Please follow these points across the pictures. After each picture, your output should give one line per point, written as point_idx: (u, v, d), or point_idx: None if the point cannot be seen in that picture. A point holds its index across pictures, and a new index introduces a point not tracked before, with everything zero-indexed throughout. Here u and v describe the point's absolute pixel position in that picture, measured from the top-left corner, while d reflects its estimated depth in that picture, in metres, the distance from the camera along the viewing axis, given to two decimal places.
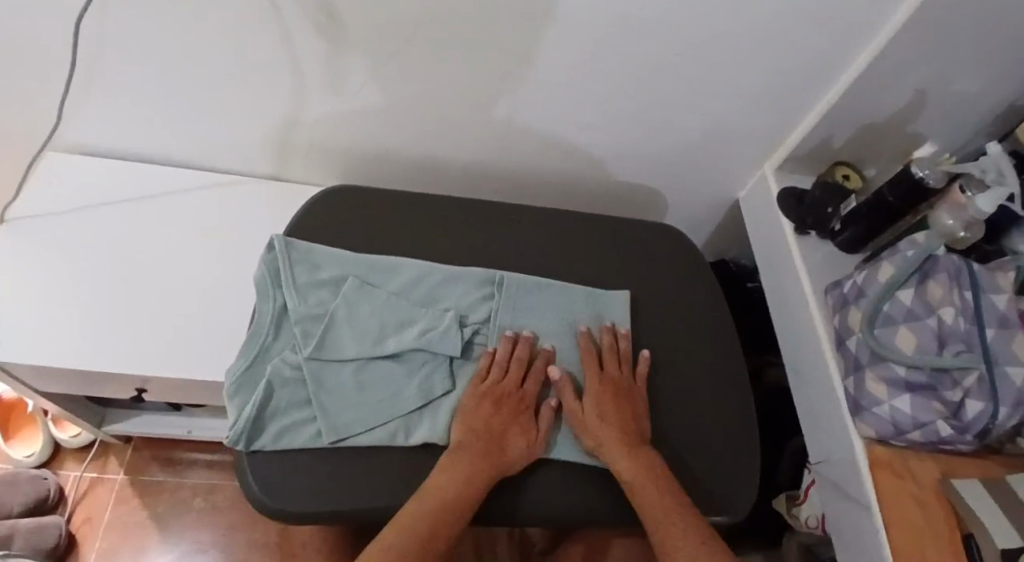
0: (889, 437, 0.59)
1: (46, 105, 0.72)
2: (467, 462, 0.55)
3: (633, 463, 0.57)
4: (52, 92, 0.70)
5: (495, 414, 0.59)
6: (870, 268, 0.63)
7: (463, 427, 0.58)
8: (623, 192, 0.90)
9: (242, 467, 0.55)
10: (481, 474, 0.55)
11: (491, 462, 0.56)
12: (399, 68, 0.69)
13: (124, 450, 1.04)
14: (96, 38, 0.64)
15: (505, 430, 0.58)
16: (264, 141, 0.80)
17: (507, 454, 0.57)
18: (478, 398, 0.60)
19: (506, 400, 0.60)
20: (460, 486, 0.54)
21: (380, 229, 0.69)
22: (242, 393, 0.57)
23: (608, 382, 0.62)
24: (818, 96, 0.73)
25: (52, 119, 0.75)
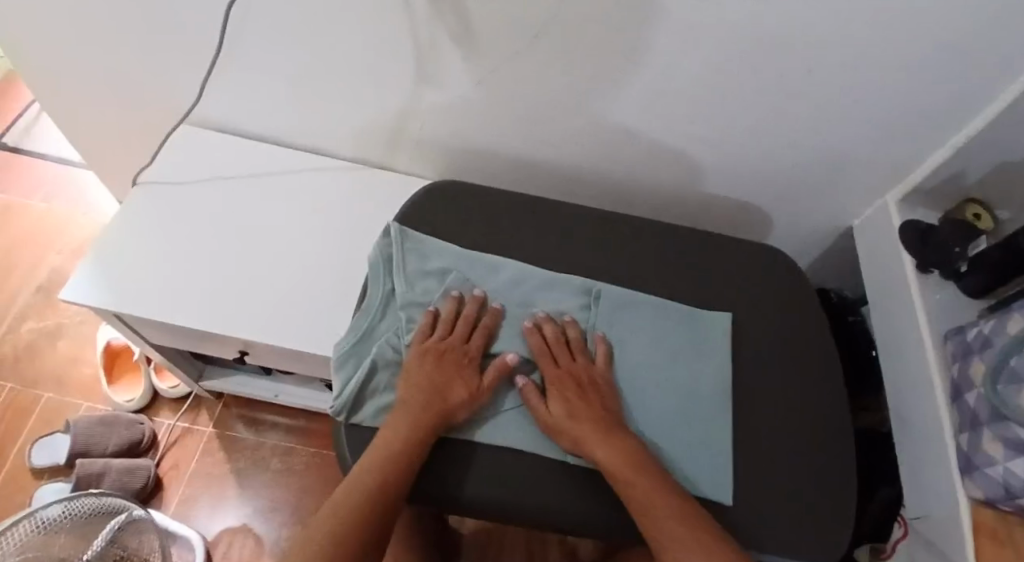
0: (999, 501, 0.55)
1: (190, 73, 0.79)
2: (413, 419, 0.56)
3: (604, 451, 0.55)
4: (197, 62, 0.76)
5: (437, 369, 0.59)
6: (1000, 319, 0.58)
7: (407, 385, 0.59)
8: (725, 209, 0.88)
9: (339, 436, 0.59)
10: (423, 430, 0.55)
11: (431, 414, 0.56)
12: (514, 68, 0.69)
13: (214, 405, 1.11)
14: (245, 16, 0.69)
15: (452, 384, 0.59)
16: (375, 128, 0.83)
17: (449, 409, 0.57)
18: (421, 356, 0.60)
19: (446, 358, 0.60)
20: (402, 439, 0.54)
21: (489, 227, 0.71)
22: (347, 365, 0.61)
23: (565, 373, 0.60)
24: (953, 131, 0.68)
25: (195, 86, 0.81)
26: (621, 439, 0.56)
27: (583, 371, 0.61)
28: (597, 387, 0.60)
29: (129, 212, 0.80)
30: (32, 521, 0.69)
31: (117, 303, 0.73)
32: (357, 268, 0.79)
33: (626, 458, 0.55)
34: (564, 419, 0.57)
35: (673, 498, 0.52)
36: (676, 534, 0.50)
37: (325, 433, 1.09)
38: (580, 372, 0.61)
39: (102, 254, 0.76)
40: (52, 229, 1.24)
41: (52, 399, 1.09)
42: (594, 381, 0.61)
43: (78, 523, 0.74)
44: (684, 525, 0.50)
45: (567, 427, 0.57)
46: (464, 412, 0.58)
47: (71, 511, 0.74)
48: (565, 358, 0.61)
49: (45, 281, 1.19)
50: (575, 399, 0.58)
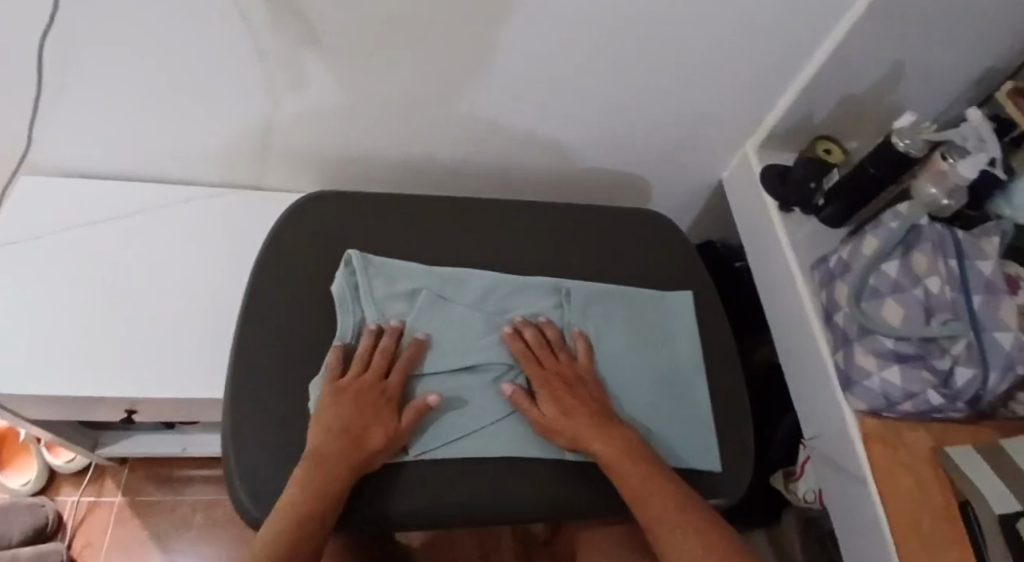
0: (881, 409, 0.59)
1: (10, 126, 0.70)
2: (334, 462, 0.50)
3: (602, 443, 0.55)
4: (17, 113, 0.69)
5: (356, 409, 0.54)
6: (855, 242, 0.62)
7: (318, 430, 0.53)
8: (606, 180, 0.90)
9: (233, 475, 0.52)
10: (342, 475, 0.50)
11: (351, 458, 0.51)
12: (367, 70, 0.68)
13: (120, 472, 1.02)
14: (61, 56, 0.62)
15: (374, 424, 0.53)
16: (238, 148, 0.79)
17: (366, 454, 0.52)
18: (335, 398, 0.54)
19: (362, 394, 0.55)
20: (316, 490, 0.49)
21: (410, 237, 0.67)
22: (331, 407, 0.55)
23: (553, 374, 0.59)
24: (794, 76, 0.72)
25: (22, 138, 0.73)
26: (618, 432, 0.57)
27: (566, 369, 0.61)
28: (582, 383, 0.60)
29: None
30: None
31: None
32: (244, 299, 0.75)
33: (619, 451, 0.55)
34: (570, 418, 0.57)
35: (674, 484, 0.54)
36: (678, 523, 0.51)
37: None
38: (569, 371, 0.60)
39: None
40: None
41: None
42: (579, 377, 0.61)
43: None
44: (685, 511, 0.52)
45: (572, 427, 0.56)
46: (381, 455, 0.53)
47: None
48: (545, 360, 0.60)
49: None
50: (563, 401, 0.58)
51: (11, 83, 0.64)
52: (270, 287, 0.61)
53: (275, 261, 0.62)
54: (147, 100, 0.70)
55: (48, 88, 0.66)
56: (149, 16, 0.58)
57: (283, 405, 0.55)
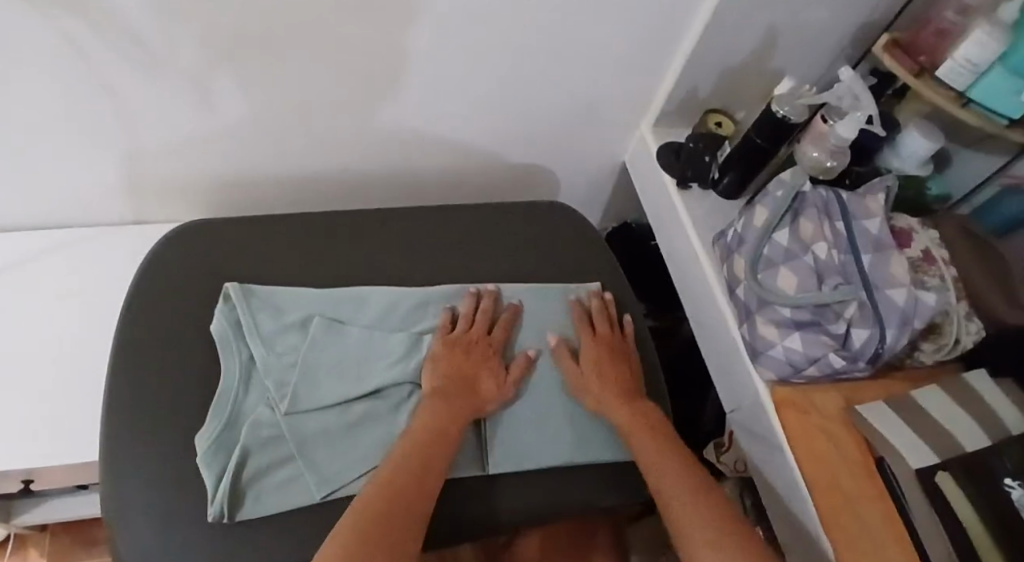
0: (789, 376, 0.60)
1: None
2: (454, 404, 0.55)
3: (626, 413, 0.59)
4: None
5: (467, 360, 0.58)
6: (747, 214, 0.63)
7: (439, 375, 0.57)
8: (510, 175, 0.88)
9: (118, 548, 0.48)
10: (461, 415, 0.55)
11: (469, 404, 0.56)
12: (228, 90, 0.64)
13: (42, 538, 0.96)
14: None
15: (482, 374, 0.58)
16: (109, 186, 0.74)
17: (483, 402, 0.57)
18: (450, 348, 0.59)
19: (473, 346, 0.60)
20: (444, 421, 0.54)
21: (303, 262, 0.65)
22: (217, 459, 0.51)
23: (605, 344, 0.63)
24: (673, 52, 0.71)
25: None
26: (636, 404, 0.60)
27: (618, 343, 0.64)
28: (627, 355, 0.64)
29: None
30: None
31: None
32: None
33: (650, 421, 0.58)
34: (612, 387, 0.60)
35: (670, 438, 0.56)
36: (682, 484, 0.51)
37: None
38: (612, 341, 0.64)
39: None
40: None
41: None
42: (625, 350, 0.64)
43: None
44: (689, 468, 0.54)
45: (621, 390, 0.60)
46: (497, 404, 0.58)
47: None
48: (604, 331, 0.64)
49: None
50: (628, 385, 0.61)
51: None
52: (140, 340, 0.57)
53: (145, 310, 0.59)
54: None
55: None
56: None
57: (165, 466, 0.51)
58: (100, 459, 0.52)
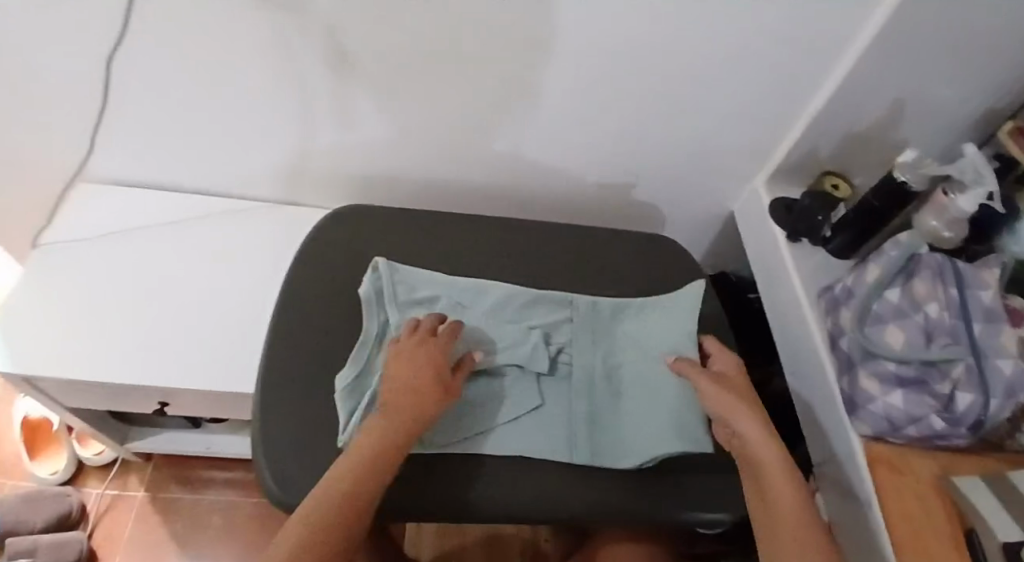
0: (886, 434, 0.61)
1: (72, 134, 0.78)
2: (397, 417, 0.53)
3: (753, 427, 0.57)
4: (81, 120, 0.76)
5: (416, 363, 0.56)
6: (859, 270, 0.66)
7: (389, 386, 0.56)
8: (621, 208, 0.94)
9: (259, 455, 0.56)
10: (403, 428, 0.52)
11: (411, 412, 0.53)
12: (397, 93, 0.74)
13: (145, 468, 1.07)
14: (124, 66, 0.69)
15: (427, 380, 0.55)
16: (274, 171, 0.86)
17: (424, 408, 0.54)
18: (405, 354, 0.58)
19: (418, 353, 0.57)
20: (378, 439, 0.51)
21: (436, 250, 0.73)
22: (351, 397, 0.58)
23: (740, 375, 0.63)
24: (799, 110, 0.76)
25: (82, 145, 0.81)
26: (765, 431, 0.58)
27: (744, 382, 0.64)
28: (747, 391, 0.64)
29: (31, 275, 0.79)
30: None
31: (22, 367, 0.72)
32: (273, 301, 0.80)
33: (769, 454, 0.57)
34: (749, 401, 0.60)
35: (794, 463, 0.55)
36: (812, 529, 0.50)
37: None
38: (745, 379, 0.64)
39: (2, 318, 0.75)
40: None
41: None
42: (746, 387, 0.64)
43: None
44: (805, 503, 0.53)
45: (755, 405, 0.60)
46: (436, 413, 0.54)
47: None
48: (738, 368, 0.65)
49: None
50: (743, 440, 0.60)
51: (77, 90, 0.72)
52: (299, 290, 0.67)
53: (308, 272, 0.69)
54: (195, 114, 0.76)
55: (110, 97, 0.74)
56: (204, 35, 0.66)
57: (307, 396, 0.60)
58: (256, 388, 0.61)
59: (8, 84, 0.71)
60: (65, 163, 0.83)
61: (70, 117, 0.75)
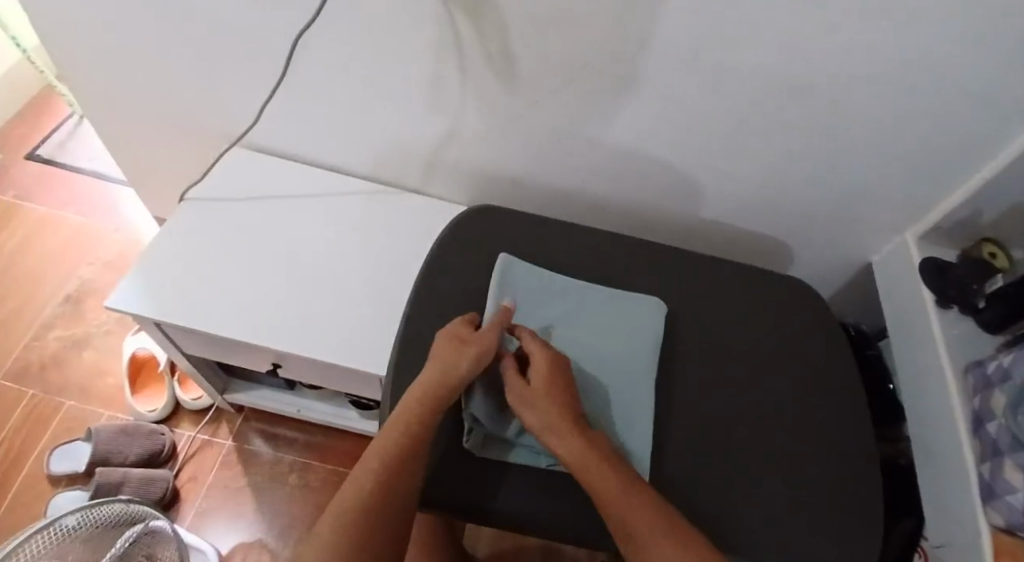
0: (1020, 528, 0.57)
1: (249, 89, 0.84)
2: (412, 397, 0.56)
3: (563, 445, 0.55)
4: (261, 80, 0.82)
5: (445, 347, 0.59)
6: (1018, 352, 0.61)
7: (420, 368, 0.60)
8: (747, 240, 0.92)
9: None
10: (415, 405, 0.55)
11: (438, 389, 0.56)
12: (552, 101, 0.75)
13: (235, 418, 1.12)
14: (313, 37, 0.74)
15: (441, 357, 0.58)
16: (413, 155, 0.89)
17: (435, 383, 0.56)
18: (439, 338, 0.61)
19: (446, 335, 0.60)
20: (396, 418, 0.55)
21: (567, 258, 0.75)
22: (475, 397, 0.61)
23: (540, 370, 0.59)
24: (967, 174, 0.73)
25: (253, 104, 0.87)
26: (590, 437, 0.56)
27: (554, 365, 0.60)
28: (563, 379, 0.59)
29: (175, 225, 0.84)
30: (49, 531, 0.68)
31: (160, 311, 0.76)
32: (396, 284, 0.83)
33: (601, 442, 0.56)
34: (540, 410, 0.57)
35: (627, 473, 0.54)
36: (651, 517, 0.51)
37: (345, 452, 1.10)
38: (551, 367, 0.60)
39: (146, 261, 0.80)
40: (84, 240, 1.27)
41: (72, 408, 1.11)
42: (561, 370, 0.60)
43: (95, 533, 0.73)
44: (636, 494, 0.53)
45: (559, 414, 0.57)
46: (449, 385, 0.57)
47: (88, 520, 0.72)
48: (537, 358, 0.60)
49: (73, 291, 1.22)
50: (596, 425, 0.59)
51: (267, 51, 0.77)
52: (437, 279, 0.70)
53: (443, 265, 0.71)
54: (361, 89, 0.80)
55: (291, 63, 0.79)
56: (388, 22, 0.69)
57: None
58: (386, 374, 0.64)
59: (210, 36, 0.77)
60: (237, 116, 0.90)
61: (252, 75, 0.81)
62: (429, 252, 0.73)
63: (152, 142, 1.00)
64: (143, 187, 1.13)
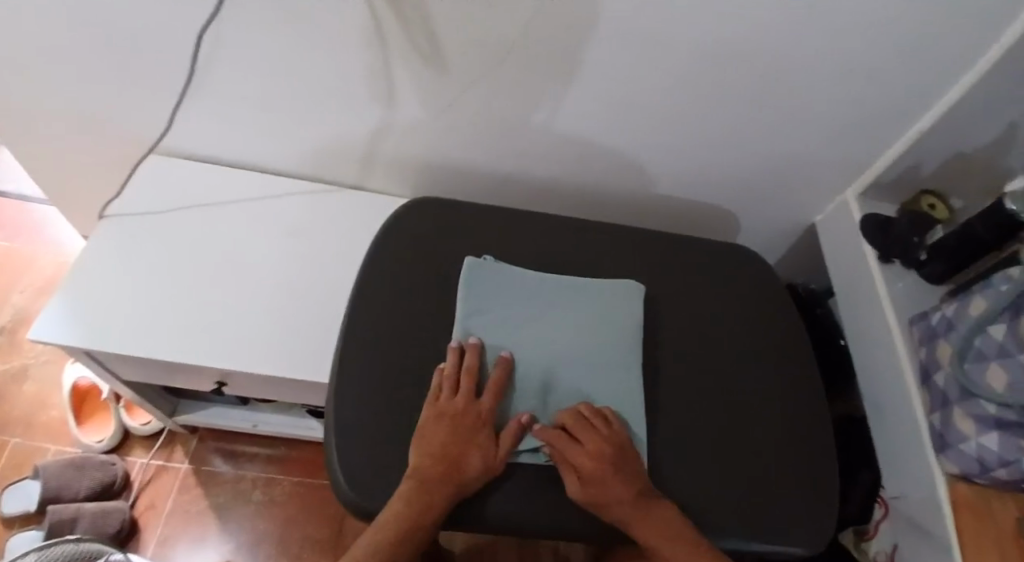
0: (975, 475, 0.59)
1: (160, 93, 0.78)
2: (431, 491, 0.54)
3: (649, 529, 0.54)
4: (169, 83, 0.76)
5: (449, 437, 0.56)
6: (960, 302, 0.62)
7: (422, 452, 0.55)
8: (695, 212, 0.92)
9: (331, 451, 0.57)
10: (438, 502, 0.54)
11: (448, 487, 0.54)
12: (485, 84, 0.72)
13: (190, 440, 1.07)
14: (217, 32, 0.68)
15: (463, 449, 0.56)
16: (348, 151, 0.85)
17: (465, 479, 0.55)
18: (436, 417, 0.57)
19: (457, 417, 0.57)
20: (414, 515, 0.53)
21: (514, 244, 0.73)
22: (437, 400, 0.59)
23: (596, 454, 0.56)
24: (904, 129, 0.73)
25: (165, 109, 0.81)
26: (662, 511, 0.55)
27: (613, 443, 0.57)
28: (625, 455, 0.57)
29: (96, 246, 0.79)
30: None
31: (89, 339, 0.72)
32: (338, 287, 0.80)
33: (608, 449, 0.56)
34: (616, 508, 0.54)
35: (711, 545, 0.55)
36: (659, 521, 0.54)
37: (309, 462, 1.07)
38: (605, 447, 0.56)
39: (68, 288, 0.75)
40: (13, 267, 1.20)
41: (14, 446, 1.05)
42: (621, 448, 0.57)
43: None
44: (649, 503, 0.55)
45: (635, 509, 0.54)
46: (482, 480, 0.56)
47: None
48: (592, 442, 0.56)
49: (7, 322, 1.15)
50: (598, 425, 0.58)
51: (170, 51, 0.71)
52: (377, 277, 0.67)
53: (379, 264, 0.68)
54: (281, 85, 0.75)
55: (198, 63, 0.73)
56: (304, 12, 0.65)
57: (380, 391, 0.60)
58: (330, 383, 0.62)
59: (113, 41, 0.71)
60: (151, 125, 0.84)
61: (158, 77, 0.75)
62: (368, 249, 0.70)
63: (66, 156, 0.94)
64: (65, 205, 1.06)
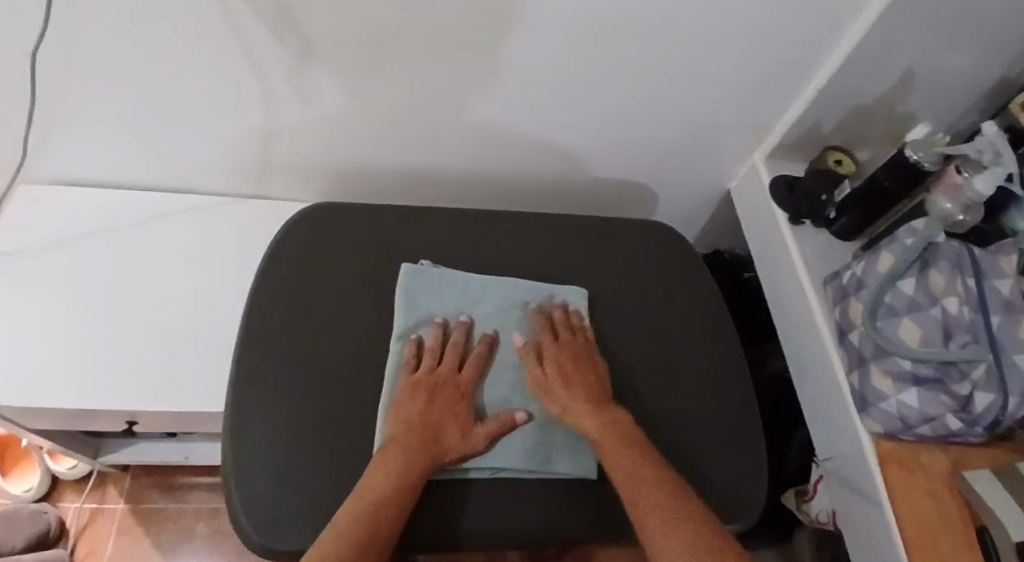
0: (898, 432, 0.58)
1: (9, 131, 0.69)
2: (413, 451, 0.53)
3: (593, 422, 0.57)
4: (13, 121, 0.68)
5: (429, 404, 0.57)
6: (870, 258, 0.62)
7: (399, 420, 0.56)
8: (612, 190, 0.90)
9: (230, 491, 0.54)
10: (420, 464, 0.53)
11: (429, 451, 0.54)
12: (369, 78, 0.66)
13: (123, 479, 1.02)
14: (55, 62, 0.61)
15: (443, 419, 0.57)
16: (240, 161, 0.79)
17: (446, 448, 0.55)
18: (414, 388, 0.58)
19: (438, 388, 0.59)
20: (400, 473, 0.51)
21: (426, 244, 0.70)
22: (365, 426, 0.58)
23: (565, 350, 0.62)
24: (804, 84, 0.72)
25: (16, 148, 0.72)
26: (609, 414, 0.58)
27: (581, 349, 0.63)
28: (592, 359, 0.63)
29: None
30: None
31: None
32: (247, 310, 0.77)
33: (575, 347, 0.63)
34: (566, 398, 0.59)
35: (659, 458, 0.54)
36: (625, 451, 0.55)
37: None
38: (576, 348, 0.63)
39: None
40: None
41: None
42: (590, 357, 0.63)
43: None
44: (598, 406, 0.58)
45: (588, 402, 0.59)
46: (461, 456, 0.55)
47: None
48: (566, 339, 0.63)
49: None
50: (577, 330, 0.65)
51: (3, 88, 0.63)
52: (277, 296, 0.64)
53: (273, 282, 0.64)
54: (149, 104, 0.69)
55: (40, 96, 0.65)
56: (149, 24, 0.57)
57: (280, 420, 0.57)
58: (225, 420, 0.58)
59: None
60: (1, 168, 0.75)
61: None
62: (260, 264, 0.66)
63: None
64: None
